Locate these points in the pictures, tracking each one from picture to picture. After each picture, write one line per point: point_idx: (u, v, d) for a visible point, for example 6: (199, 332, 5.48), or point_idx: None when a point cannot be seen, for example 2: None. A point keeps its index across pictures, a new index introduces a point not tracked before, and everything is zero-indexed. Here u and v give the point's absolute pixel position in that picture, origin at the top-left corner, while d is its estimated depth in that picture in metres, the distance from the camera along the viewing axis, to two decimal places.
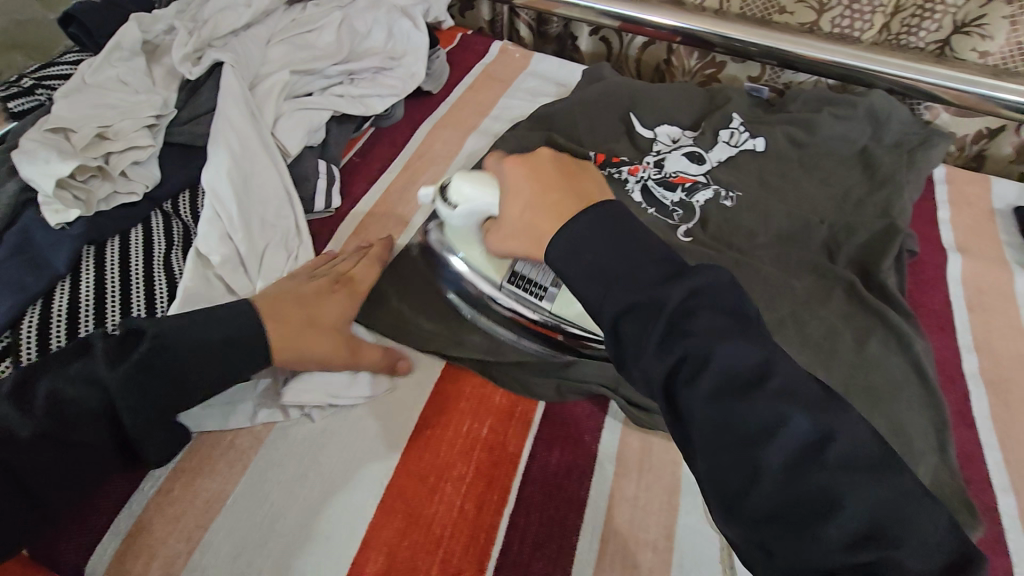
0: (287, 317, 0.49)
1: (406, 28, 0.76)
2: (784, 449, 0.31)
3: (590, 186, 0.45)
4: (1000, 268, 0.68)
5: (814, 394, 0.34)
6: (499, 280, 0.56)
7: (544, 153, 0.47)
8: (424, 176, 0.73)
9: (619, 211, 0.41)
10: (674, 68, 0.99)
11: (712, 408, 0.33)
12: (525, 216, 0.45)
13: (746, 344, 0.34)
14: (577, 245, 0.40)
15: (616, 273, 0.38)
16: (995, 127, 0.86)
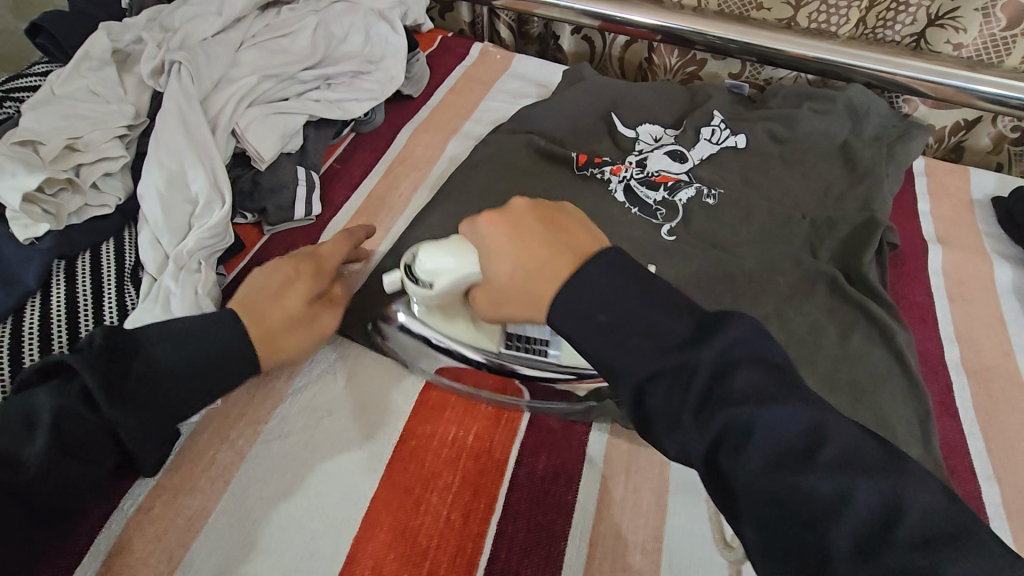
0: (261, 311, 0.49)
1: (383, 32, 0.76)
2: (852, 527, 0.28)
3: (575, 234, 0.43)
4: (980, 258, 0.69)
5: (876, 459, 0.31)
6: (495, 348, 0.52)
7: (520, 204, 0.45)
8: (406, 181, 0.73)
9: (627, 261, 0.39)
10: (655, 66, 0.99)
11: (763, 481, 0.30)
12: (515, 277, 0.42)
13: (794, 407, 0.32)
14: (594, 307, 0.38)
15: (640, 337, 0.36)
16: (972, 119, 0.87)
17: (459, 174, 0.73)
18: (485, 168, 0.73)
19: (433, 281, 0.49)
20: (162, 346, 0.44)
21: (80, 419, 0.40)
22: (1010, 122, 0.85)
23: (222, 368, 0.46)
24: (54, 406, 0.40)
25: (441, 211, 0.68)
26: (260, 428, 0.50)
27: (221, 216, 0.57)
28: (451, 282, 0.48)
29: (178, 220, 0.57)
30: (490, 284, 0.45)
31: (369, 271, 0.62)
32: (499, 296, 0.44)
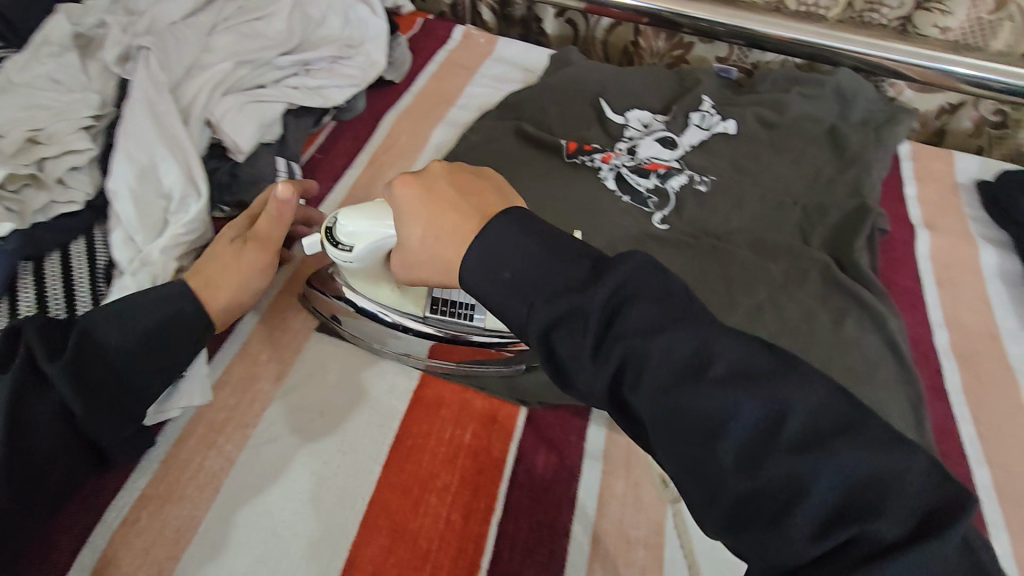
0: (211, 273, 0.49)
1: (363, 14, 0.74)
2: (743, 442, 0.28)
3: (489, 197, 0.40)
4: (965, 241, 0.70)
5: (765, 366, 0.30)
6: (422, 314, 0.50)
7: (434, 167, 0.42)
8: (391, 170, 0.71)
9: (537, 217, 0.37)
10: (641, 50, 0.97)
11: (660, 410, 0.29)
12: (429, 241, 0.40)
13: (679, 331, 0.31)
14: (496, 260, 0.35)
15: (541, 283, 0.33)
16: (955, 102, 0.87)
17: None
18: (473, 156, 0.71)
19: (353, 242, 0.46)
20: (110, 323, 0.43)
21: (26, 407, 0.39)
22: (992, 106, 0.86)
23: (177, 342, 0.45)
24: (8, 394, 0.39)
25: None
26: (249, 432, 0.48)
27: (199, 209, 0.55)
28: (373, 246, 0.46)
29: (153, 217, 0.54)
30: (408, 249, 0.42)
31: None
32: (416, 260, 0.42)
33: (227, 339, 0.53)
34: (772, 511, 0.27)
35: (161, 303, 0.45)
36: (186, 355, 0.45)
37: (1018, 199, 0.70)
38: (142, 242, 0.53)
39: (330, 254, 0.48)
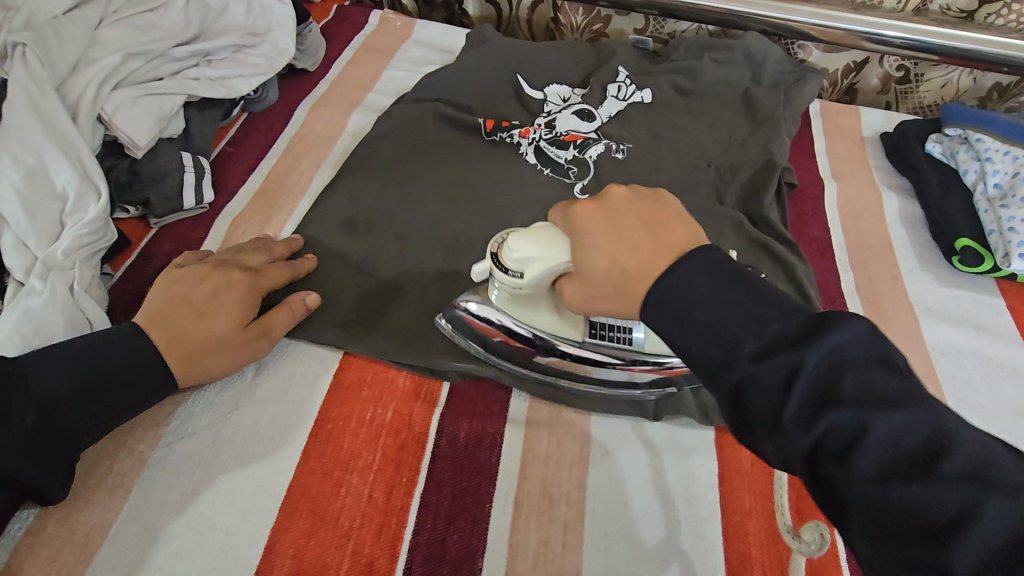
0: (182, 328, 0.47)
1: (267, 2, 0.71)
2: (977, 543, 0.24)
3: (677, 229, 0.37)
4: (870, 191, 0.73)
5: (1011, 470, 0.26)
6: (580, 338, 0.50)
7: (617, 194, 0.41)
8: (307, 159, 0.69)
9: (714, 256, 0.34)
10: (562, 26, 0.98)
11: (876, 489, 0.26)
12: (614, 274, 0.38)
13: (910, 411, 0.27)
14: (681, 304, 0.33)
15: (719, 333, 0.32)
16: (860, 60, 0.91)
17: (364, 147, 0.70)
18: (391, 140, 0.71)
19: (525, 270, 0.46)
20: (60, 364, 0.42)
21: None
22: (895, 62, 0.90)
23: (125, 380, 0.44)
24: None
25: (347, 187, 0.66)
26: (161, 430, 0.47)
27: (99, 209, 0.53)
28: (547, 273, 0.45)
29: (46, 220, 0.52)
30: (585, 278, 0.41)
31: None
32: (591, 291, 0.41)
33: None
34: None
35: (118, 344, 0.44)
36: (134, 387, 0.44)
37: (916, 147, 0.74)
38: (36, 247, 0.51)
39: (497, 279, 0.47)
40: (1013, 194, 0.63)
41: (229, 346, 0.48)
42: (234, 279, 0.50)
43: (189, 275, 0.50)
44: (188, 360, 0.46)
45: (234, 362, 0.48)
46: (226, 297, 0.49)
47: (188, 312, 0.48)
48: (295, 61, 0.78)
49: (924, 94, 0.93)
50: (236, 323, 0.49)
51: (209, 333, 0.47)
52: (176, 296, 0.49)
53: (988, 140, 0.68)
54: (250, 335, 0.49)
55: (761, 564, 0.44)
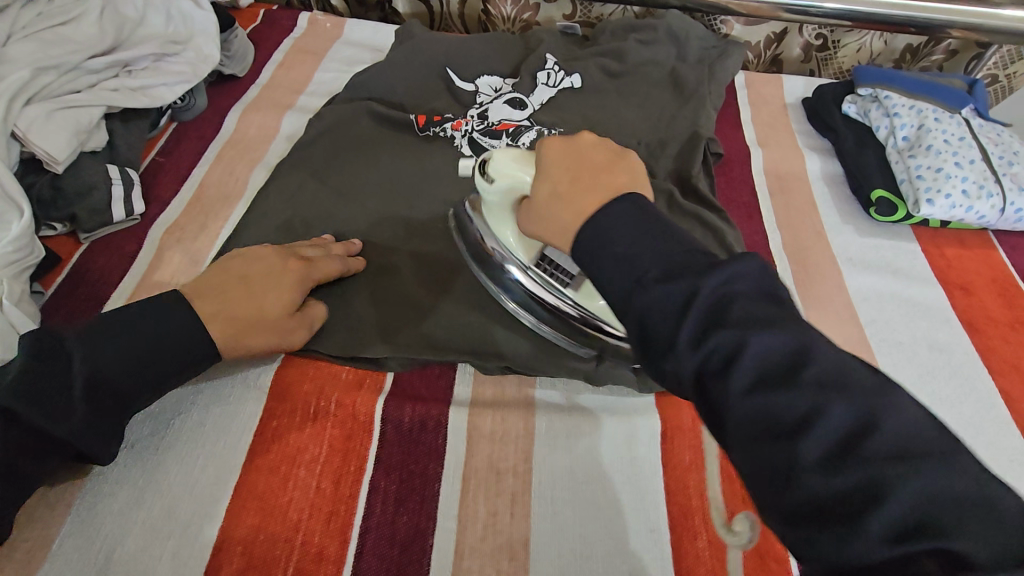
0: (241, 301, 0.48)
1: (185, 8, 0.71)
2: (824, 440, 0.26)
3: (619, 176, 0.40)
4: (794, 154, 0.77)
5: (863, 379, 0.28)
6: (526, 263, 0.52)
7: (586, 138, 0.44)
8: (239, 164, 0.69)
9: (639, 200, 0.37)
10: (493, 17, 0.99)
11: (746, 397, 0.28)
12: (553, 201, 0.41)
13: (781, 329, 0.29)
14: (601, 240, 0.36)
15: (619, 268, 0.34)
16: (779, 31, 0.95)
17: (297, 149, 0.70)
18: (324, 140, 0.71)
19: (496, 176, 0.48)
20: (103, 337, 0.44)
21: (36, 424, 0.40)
22: (813, 31, 0.94)
23: (175, 347, 0.45)
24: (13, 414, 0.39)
25: (282, 189, 0.66)
26: None
27: (24, 225, 0.52)
28: (512, 186, 0.48)
29: None
30: (531, 204, 0.44)
31: (209, 260, 0.60)
32: (534, 217, 0.43)
33: None
34: (835, 512, 0.25)
35: (165, 313, 0.46)
36: (191, 354, 0.46)
37: (834, 109, 0.77)
38: None
39: (476, 181, 0.51)
40: (919, 145, 0.67)
41: (272, 327, 0.49)
42: (290, 264, 0.52)
43: (243, 258, 0.52)
44: (238, 337, 0.48)
45: (271, 343, 0.49)
46: (280, 281, 0.50)
47: (245, 287, 0.49)
48: (223, 68, 0.77)
49: (843, 59, 0.98)
50: (286, 307, 0.50)
51: (260, 315, 0.48)
52: (233, 267, 0.50)
53: (894, 95, 0.72)
54: (290, 319, 0.50)
55: (702, 513, 0.46)
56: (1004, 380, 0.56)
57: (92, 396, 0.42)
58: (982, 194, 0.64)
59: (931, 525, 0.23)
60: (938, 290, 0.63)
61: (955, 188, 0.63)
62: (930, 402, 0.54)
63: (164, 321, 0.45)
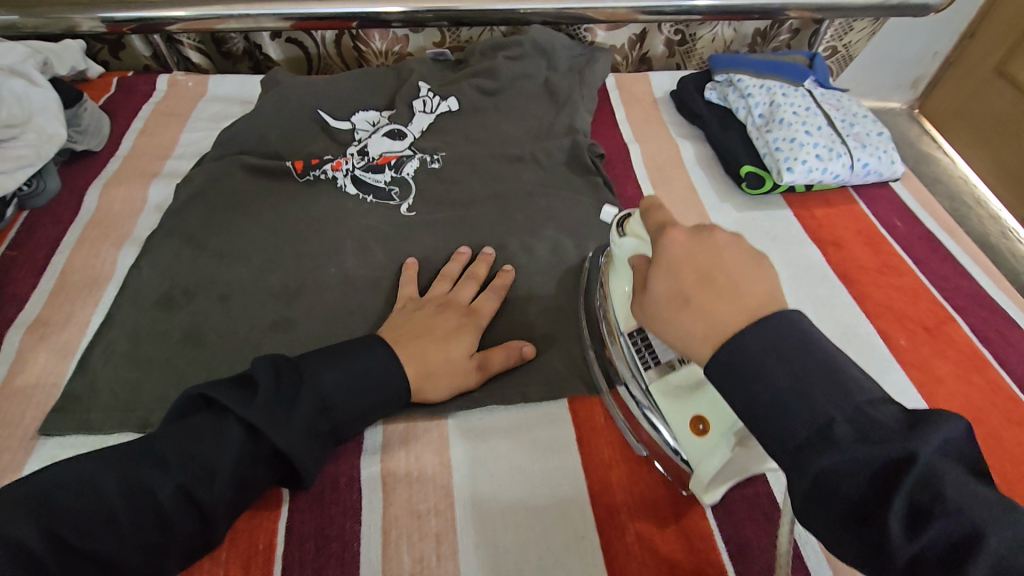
0: (425, 354, 0.50)
1: (19, 88, 0.66)
2: (799, 364, 0.34)
3: (751, 289, 0.37)
4: (669, 145, 0.81)
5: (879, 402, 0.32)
6: (626, 331, 0.50)
7: (720, 238, 0.40)
8: (106, 243, 0.64)
9: (781, 323, 0.35)
10: (366, 53, 0.99)
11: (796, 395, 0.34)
12: (679, 305, 0.38)
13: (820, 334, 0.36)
14: (750, 364, 0.35)
15: (794, 411, 0.33)
16: (640, 32, 1.01)
17: (169, 216, 0.66)
18: (198, 203, 0.67)
19: (630, 234, 0.48)
20: (321, 365, 0.45)
21: (241, 455, 0.40)
22: (671, 28, 1.00)
23: (376, 377, 0.47)
24: (233, 453, 0.40)
25: (155, 261, 0.61)
26: None
27: None
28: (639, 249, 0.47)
29: None
30: (647, 298, 0.41)
31: (79, 352, 0.55)
32: (653, 313, 0.41)
33: None
34: (928, 566, 0.27)
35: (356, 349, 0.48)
36: (390, 393, 0.48)
37: (697, 97, 0.82)
38: None
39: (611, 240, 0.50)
40: (773, 120, 0.72)
41: (456, 371, 0.51)
42: (457, 314, 0.55)
43: (413, 311, 0.55)
44: (424, 381, 0.49)
45: (451, 389, 0.51)
46: (456, 329, 0.53)
47: (430, 340, 0.51)
48: (75, 144, 0.72)
49: (702, 50, 1.05)
50: (466, 351, 0.52)
51: (446, 356, 0.51)
52: (406, 322, 0.53)
53: (745, 78, 0.77)
54: (470, 364, 0.51)
55: (626, 506, 0.47)
56: (881, 321, 0.60)
57: (316, 421, 0.43)
58: (833, 156, 0.69)
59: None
60: (812, 247, 0.67)
61: (809, 154, 0.68)
62: None
63: (365, 358, 0.47)
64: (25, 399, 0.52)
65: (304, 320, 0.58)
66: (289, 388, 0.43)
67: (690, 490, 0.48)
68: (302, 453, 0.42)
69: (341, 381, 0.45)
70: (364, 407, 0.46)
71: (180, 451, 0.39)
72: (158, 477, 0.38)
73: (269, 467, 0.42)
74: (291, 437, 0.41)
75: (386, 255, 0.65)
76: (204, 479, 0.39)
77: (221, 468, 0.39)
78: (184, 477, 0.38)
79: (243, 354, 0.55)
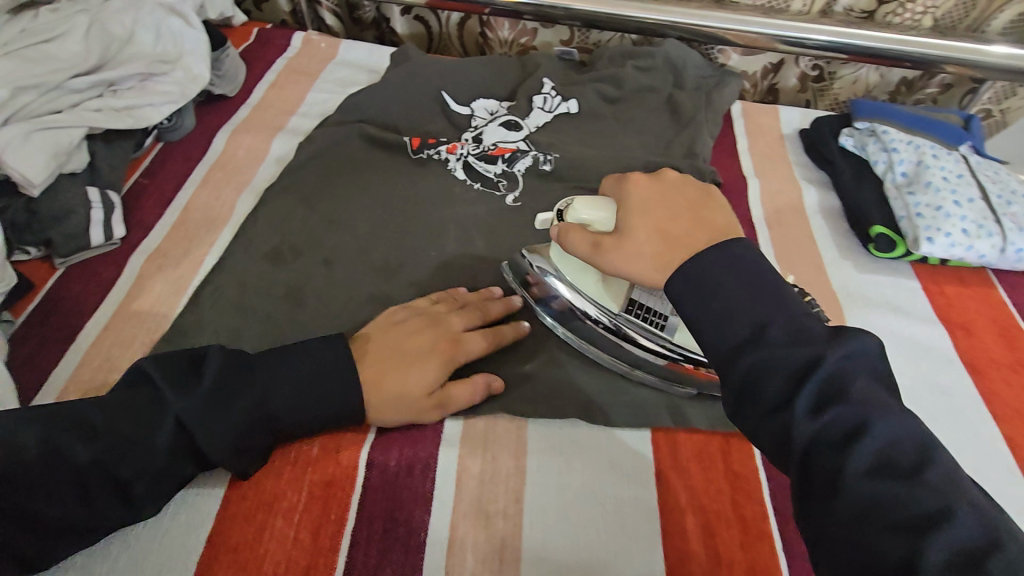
0: (382, 382, 0.47)
1: (176, 27, 0.69)
2: (870, 452, 0.32)
3: (708, 220, 0.46)
4: (791, 187, 0.76)
5: (946, 480, 0.30)
6: (616, 310, 0.53)
7: (672, 179, 0.51)
8: (227, 187, 0.67)
9: (736, 249, 0.40)
10: (491, 41, 0.99)
11: (862, 479, 0.31)
12: (652, 241, 0.46)
13: (902, 422, 0.33)
14: (715, 281, 0.39)
15: (738, 313, 0.38)
16: (776, 62, 0.95)
17: (289, 172, 0.68)
18: (315, 164, 0.69)
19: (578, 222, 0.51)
20: (276, 373, 0.45)
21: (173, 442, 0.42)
22: (809, 63, 0.94)
23: (325, 378, 0.46)
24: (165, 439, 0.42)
25: (270, 214, 0.63)
26: None
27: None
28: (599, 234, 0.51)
29: None
30: (625, 240, 0.47)
31: (190, 289, 0.57)
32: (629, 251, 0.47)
33: (41, 390, 0.49)
34: None
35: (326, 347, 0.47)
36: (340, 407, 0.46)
37: (831, 141, 0.77)
38: None
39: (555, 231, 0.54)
40: (918, 181, 0.66)
41: (412, 404, 0.48)
42: (441, 340, 0.51)
43: (398, 321, 0.52)
44: (374, 409, 0.47)
45: (405, 418, 0.48)
46: (427, 356, 0.49)
47: (394, 368, 0.48)
48: (213, 87, 0.76)
49: (838, 91, 0.98)
50: (428, 385, 0.48)
51: (404, 389, 0.47)
52: (376, 333, 0.51)
53: (891, 131, 0.71)
54: (427, 401, 0.48)
55: (700, 562, 0.44)
56: (1010, 426, 0.55)
57: (250, 426, 0.43)
58: (981, 233, 0.63)
59: (996, 552, 0.28)
60: (940, 327, 0.62)
61: (954, 227, 0.62)
62: None
63: (320, 360, 0.46)
64: (135, 325, 0.54)
65: (399, 299, 0.58)
66: (232, 384, 0.44)
67: (772, 561, 0.45)
68: (223, 455, 0.43)
69: (286, 389, 0.45)
70: (309, 412, 0.45)
71: (113, 419, 0.41)
72: (82, 446, 0.40)
73: (195, 458, 0.43)
74: (213, 430, 0.42)
75: (487, 248, 0.64)
76: (132, 455, 0.41)
77: (153, 446, 0.41)
78: (110, 450, 0.40)
79: (338, 323, 0.56)
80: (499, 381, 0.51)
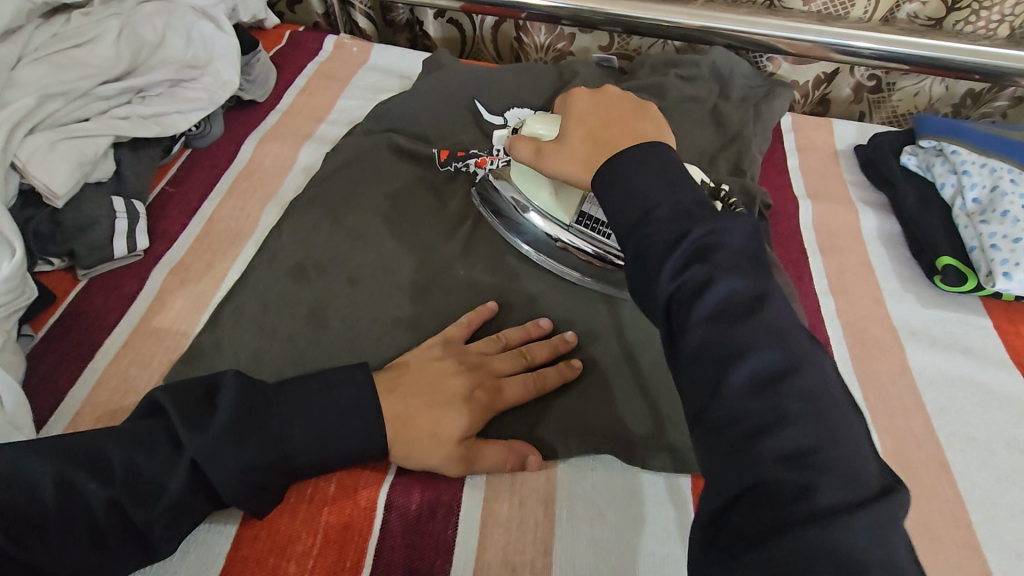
0: (411, 424, 0.44)
1: (207, 31, 0.67)
2: (739, 362, 0.32)
3: (639, 126, 0.47)
4: (846, 209, 0.71)
5: (807, 388, 0.31)
6: (566, 221, 0.59)
7: (611, 92, 0.52)
8: (253, 197, 0.65)
9: (655, 150, 0.40)
10: (526, 45, 0.95)
11: (729, 387, 0.32)
12: (584, 146, 0.48)
13: (777, 332, 0.33)
14: (629, 171, 0.40)
15: (640, 197, 0.39)
16: (830, 71, 0.89)
17: (315, 183, 0.65)
18: (343, 175, 0.67)
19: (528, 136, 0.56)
20: (291, 412, 0.42)
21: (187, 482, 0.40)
22: (865, 72, 0.88)
23: (343, 416, 0.43)
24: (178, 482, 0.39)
25: (294, 227, 0.61)
26: None
27: (14, 266, 0.48)
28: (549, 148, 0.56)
29: None
30: (563, 148, 0.50)
31: (212, 306, 0.55)
32: (564, 159, 0.50)
33: (58, 410, 0.48)
34: (770, 497, 0.28)
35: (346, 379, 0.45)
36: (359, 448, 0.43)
37: (892, 160, 0.71)
38: None
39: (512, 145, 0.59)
40: (992, 209, 0.60)
41: (438, 448, 0.44)
42: (479, 386, 0.47)
43: (438, 357, 0.49)
44: (397, 448, 0.44)
45: (427, 463, 0.45)
46: (461, 400, 0.46)
47: (425, 408, 0.45)
48: (242, 93, 0.74)
49: (897, 103, 0.91)
50: (459, 432, 0.45)
51: (432, 430, 0.44)
52: (412, 368, 0.48)
53: (963, 151, 0.66)
54: (456, 451, 0.45)
55: None
56: None
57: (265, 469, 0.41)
58: None
59: (819, 453, 0.29)
60: (1014, 372, 0.56)
61: None
62: (1011, 513, 0.47)
63: (337, 396, 0.44)
64: (155, 343, 0.53)
65: (425, 322, 0.56)
66: (248, 420, 0.41)
67: None
68: (238, 498, 0.40)
69: (301, 426, 0.42)
70: (326, 453, 0.43)
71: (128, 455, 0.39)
72: (93, 481, 0.38)
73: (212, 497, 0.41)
74: (225, 471, 0.40)
75: (518, 269, 0.60)
76: (144, 493, 0.39)
77: (168, 488, 0.39)
78: (126, 490, 0.38)
79: (361, 347, 0.53)
80: (537, 459, 0.46)
